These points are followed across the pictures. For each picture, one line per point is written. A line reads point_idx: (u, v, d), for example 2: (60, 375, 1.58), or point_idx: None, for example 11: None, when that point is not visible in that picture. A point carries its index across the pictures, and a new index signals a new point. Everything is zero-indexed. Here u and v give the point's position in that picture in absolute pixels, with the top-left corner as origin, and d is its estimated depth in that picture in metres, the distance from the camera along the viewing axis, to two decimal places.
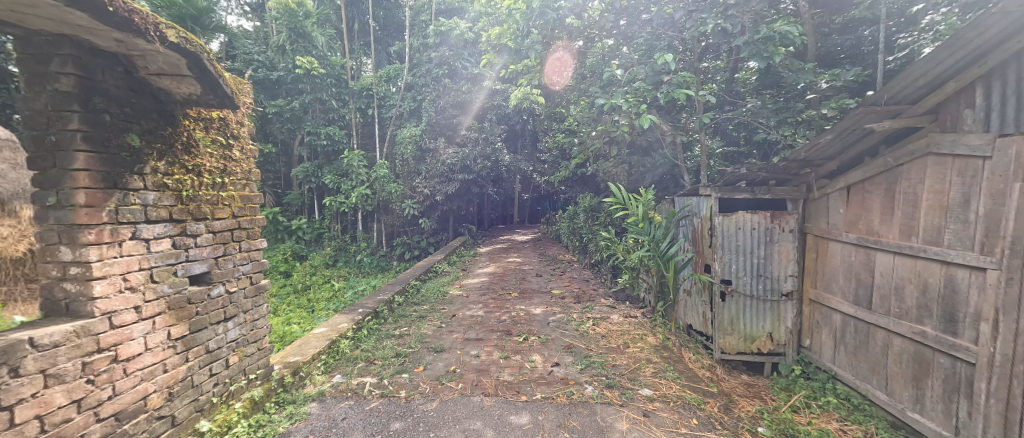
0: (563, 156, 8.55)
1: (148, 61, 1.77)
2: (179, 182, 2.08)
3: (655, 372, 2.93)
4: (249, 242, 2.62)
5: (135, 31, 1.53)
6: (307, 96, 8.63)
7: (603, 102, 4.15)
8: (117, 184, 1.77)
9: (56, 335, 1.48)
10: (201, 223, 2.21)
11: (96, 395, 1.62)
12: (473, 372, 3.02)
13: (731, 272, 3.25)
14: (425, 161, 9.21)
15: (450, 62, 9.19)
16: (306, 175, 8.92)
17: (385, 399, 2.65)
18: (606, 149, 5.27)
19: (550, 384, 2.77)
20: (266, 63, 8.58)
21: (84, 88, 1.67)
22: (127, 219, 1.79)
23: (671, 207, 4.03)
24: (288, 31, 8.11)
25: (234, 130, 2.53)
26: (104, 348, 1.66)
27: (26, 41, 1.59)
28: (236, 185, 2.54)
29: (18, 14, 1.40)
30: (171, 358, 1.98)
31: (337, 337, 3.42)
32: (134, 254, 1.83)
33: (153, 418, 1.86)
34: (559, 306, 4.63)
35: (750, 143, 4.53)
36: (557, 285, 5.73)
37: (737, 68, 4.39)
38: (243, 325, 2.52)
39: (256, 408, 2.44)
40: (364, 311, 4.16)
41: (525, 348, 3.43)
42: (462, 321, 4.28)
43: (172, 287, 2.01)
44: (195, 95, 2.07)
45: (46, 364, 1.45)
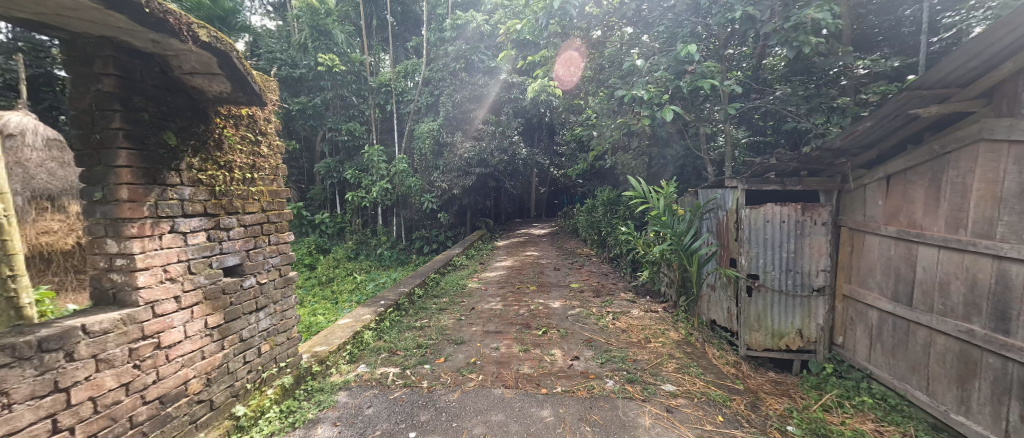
0: (581, 149, 8.47)
1: (182, 61, 1.84)
2: (212, 177, 2.17)
3: (678, 368, 2.87)
4: (278, 236, 2.70)
5: (170, 31, 1.59)
6: (328, 93, 8.88)
7: (623, 93, 4.04)
8: (157, 180, 1.86)
9: (105, 323, 1.58)
10: (232, 217, 2.30)
11: (142, 379, 1.73)
12: (493, 364, 3.06)
13: (759, 266, 3.14)
14: (443, 156, 9.27)
15: (467, 56, 9.18)
16: (328, 170, 9.19)
17: (408, 389, 2.72)
18: (624, 141, 5.19)
19: (570, 378, 2.77)
20: (288, 61, 8.76)
21: (125, 89, 1.75)
22: (166, 214, 1.89)
23: (694, 200, 3.91)
24: (310, 29, 8.34)
25: (262, 127, 2.60)
26: (145, 336, 1.76)
27: (71, 44, 1.68)
28: (264, 180, 2.61)
29: (60, 18, 1.47)
30: (208, 345, 2.09)
31: (361, 328, 3.52)
32: (173, 247, 1.93)
33: (193, 402, 1.97)
34: (578, 300, 4.61)
35: (777, 133, 4.37)
36: (576, 278, 5.70)
37: (764, 54, 4.16)
38: (274, 315, 2.61)
39: (287, 394, 2.56)
40: (386, 303, 4.25)
41: (544, 342, 3.43)
42: (481, 314, 4.32)
43: (208, 278, 2.11)
44: (226, 93, 2.14)
45: (97, 350, 1.55)
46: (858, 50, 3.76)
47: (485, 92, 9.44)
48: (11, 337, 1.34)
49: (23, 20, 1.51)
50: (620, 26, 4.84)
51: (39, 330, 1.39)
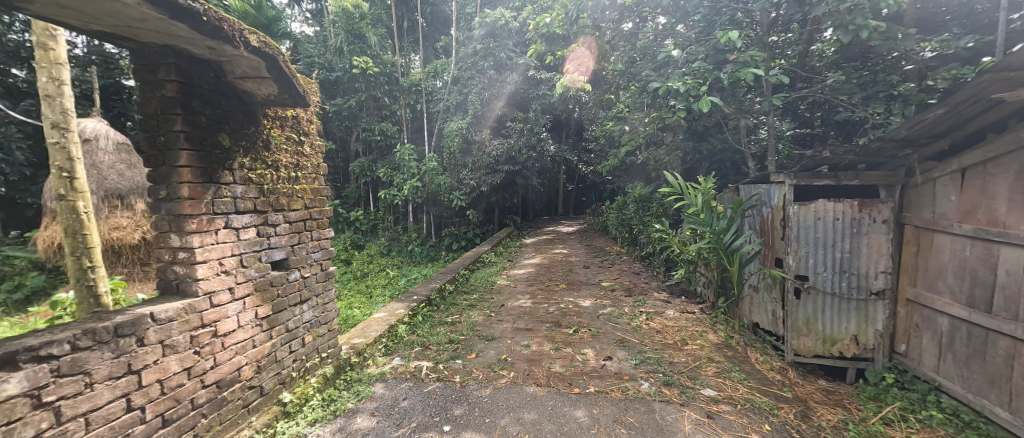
0: (609, 145, 8.13)
1: (235, 66, 1.95)
2: (261, 176, 2.29)
3: (719, 372, 2.75)
4: (320, 231, 2.82)
5: (225, 38, 1.70)
6: (362, 95, 9.20)
7: (658, 85, 3.86)
8: (213, 178, 2.00)
9: (170, 311, 1.74)
10: (279, 214, 2.43)
11: (202, 365, 1.89)
12: (524, 361, 3.06)
13: (809, 266, 2.95)
14: (472, 154, 9.29)
15: (495, 54, 9.25)
16: (362, 169, 9.51)
17: (441, 383, 2.77)
18: (658, 136, 5.03)
19: (604, 378, 2.73)
20: (325, 64, 9.27)
21: (185, 93, 1.88)
22: (221, 210, 2.02)
23: (735, 196, 3.72)
24: (345, 33, 8.66)
25: (305, 127, 2.71)
26: (204, 324, 1.90)
27: (139, 53, 1.82)
28: (307, 178, 2.73)
29: (131, 29, 1.61)
30: (258, 335, 2.23)
31: (395, 322, 3.63)
32: (227, 241, 2.06)
33: (245, 387, 2.13)
34: (609, 299, 4.52)
35: (827, 125, 4.10)
36: (606, 277, 5.60)
37: (813, 40, 3.90)
38: (316, 307, 2.74)
39: (328, 383, 2.69)
40: (419, 298, 4.35)
41: (575, 340, 3.38)
42: (511, 311, 4.33)
43: (258, 271, 2.24)
44: (273, 96, 2.25)
45: (162, 336, 1.70)
46: (921, 32, 3.44)
47: (513, 89, 9.48)
48: (92, 322, 1.49)
49: (99, 31, 1.65)
50: (653, 17, 4.69)
51: (114, 317, 1.55)
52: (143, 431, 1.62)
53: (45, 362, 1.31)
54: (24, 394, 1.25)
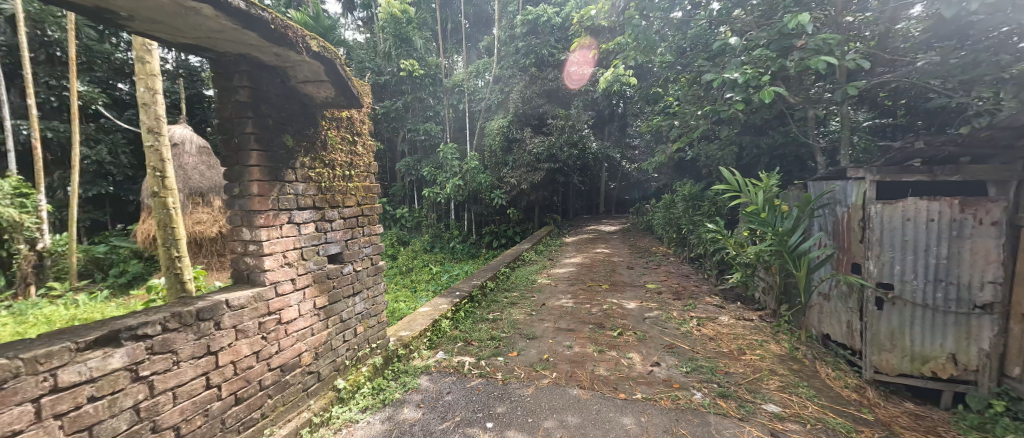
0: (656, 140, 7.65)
1: (297, 71, 2.09)
2: (319, 174, 2.43)
3: (783, 387, 2.53)
4: (370, 227, 2.93)
5: (289, 44, 1.82)
6: (408, 96, 9.57)
7: (712, 76, 3.63)
8: (278, 177, 2.15)
9: (241, 299, 1.91)
10: (335, 210, 2.56)
11: (268, 349, 2.06)
12: (567, 362, 3.00)
13: (894, 274, 2.62)
14: (513, 152, 9.26)
15: (537, 51, 9.26)
16: (407, 168, 9.84)
17: (483, 379, 2.80)
18: (711, 131, 4.74)
19: (652, 385, 2.61)
20: (375, 68, 9.82)
21: (255, 98, 2.04)
22: (284, 206, 2.17)
23: (802, 194, 3.41)
24: (393, 37, 8.98)
25: (358, 128, 2.83)
26: (270, 312, 2.07)
27: (217, 63, 2.00)
28: (359, 176, 2.85)
29: (210, 40, 1.78)
30: (317, 324, 2.38)
31: (439, 317, 3.71)
32: (290, 235, 2.21)
33: (305, 372, 2.29)
34: (656, 302, 4.33)
35: (912, 114, 3.66)
36: (652, 279, 5.37)
37: (896, 18, 3.48)
38: (367, 300, 2.86)
39: (377, 372, 2.81)
40: (461, 294, 4.43)
41: (620, 344, 3.27)
42: (552, 310, 4.28)
43: (317, 264, 2.38)
44: (330, 98, 2.37)
45: (235, 321, 1.88)
46: None
47: (554, 86, 9.41)
48: (178, 307, 1.70)
49: (185, 44, 1.84)
50: (707, 3, 4.43)
51: (197, 302, 1.75)
52: (220, 407, 1.82)
53: (141, 340, 1.52)
54: (125, 368, 1.46)
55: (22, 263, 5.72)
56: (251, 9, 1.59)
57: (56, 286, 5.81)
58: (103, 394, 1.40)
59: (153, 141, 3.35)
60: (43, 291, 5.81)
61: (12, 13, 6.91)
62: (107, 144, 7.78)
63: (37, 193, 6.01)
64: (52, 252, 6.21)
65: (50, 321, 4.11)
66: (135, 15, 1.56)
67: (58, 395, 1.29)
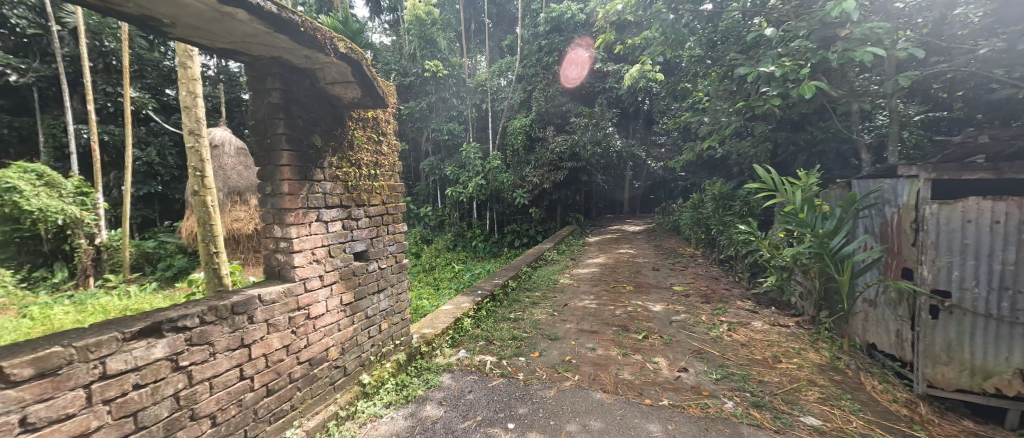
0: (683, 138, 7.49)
1: (326, 73, 2.14)
2: (346, 174, 2.48)
3: (823, 399, 2.39)
4: (395, 226, 2.97)
5: (318, 46, 1.87)
6: (432, 97, 9.70)
7: (745, 70, 3.48)
8: (307, 177, 2.21)
9: (273, 294, 1.97)
10: (361, 209, 2.61)
11: (297, 343, 2.12)
12: (590, 364, 2.95)
13: (951, 280, 2.41)
14: (535, 151, 9.22)
15: (561, 49, 9.19)
16: (431, 168, 9.98)
17: (505, 379, 2.78)
18: (743, 127, 4.55)
19: (679, 391, 2.52)
20: (400, 70, 10.03)
21: (287, 100, 2.11)
22: (313, 205, 2.22)
23: (845, 193, 3.20)
24: (418, 39, 9.19)
25: (384, 128, 2.87)
26: (299, 308, 2.13)
27: (251, 66, 2.08)
28: (384, 176, 2.89)
29: (246, 44, 1.86)
30: (343, 319, 2.43)
31: (461, 315, 3.72)
32: (318, 233, 2.27)
33: (332, 367, 2.35)
34: (683, 305, 4.18)
35: (971, 106, 3.37)
36: (679, 280, 5.21)
37: (954, 3, 3.21)
38: (391, 297, 2.90)
39: (401, 368, 2.85)
40: (483, 293, 4.44)
41: (646, 347, 3.18)
42: (575, 311, 4.22)
43: (343, 262, 2.43)
44: (357, 99, 2.41)
45: (267, 315, 1.95)
46: None
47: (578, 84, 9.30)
48: (215, 300, 1.77)
49: (223, 48, 1.92)
50: None
51: (232, 296, 1.82)
52: (252, 398, 1.89)
53: (181, 332, 1.60)
54: (166, 358, 1.55)
55: (82, 256, 6.30)
56: (282, 12, 1.64)
57: (112, 278, 6.35)
58: (146, 382, 1.49)
59: (195, 143, 3.53)
60: (101, 282, 6.39)
61: (74, 26, 7.50)
62: (156, 146, 8.36)
63: (95, 192, 6.73)
64: (108, 247, 6.76)
65: (107, 310, 4.45)
66: (177, 22, 1.64)
67: (107, 382, 1.38)
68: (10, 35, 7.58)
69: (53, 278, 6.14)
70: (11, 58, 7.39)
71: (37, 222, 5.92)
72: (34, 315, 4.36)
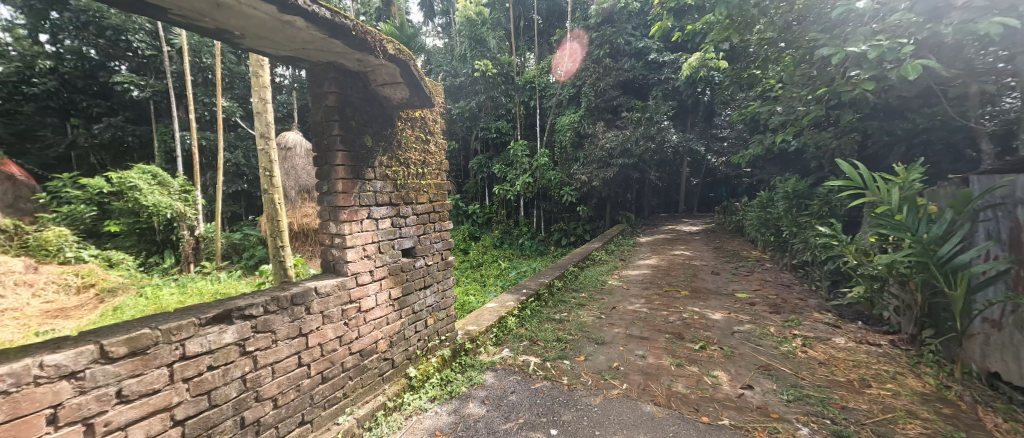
0: (749, 131, 6.87)
1: (376, 74, 2.18)
2: (395, 173, 2.53)
3: (927, 434, 2.02)
4: (441, 223, 2.99)
5: (368, 49, 1.90)
6: (481, 96, 9.82)
7: (828, 52, 3.07)
8: (359, 176, 2.27)
9: (327, 286, 2.05)
10: (409, 206, 2.65)
11: (350, 334, 2.20)
12: (639, 373, 2.77)
13: None
14: (584, 148, 8.99)
15: (612, 41, 8.85)
16: (480, 166, 10.11)
17: (549, 382, 2.69)
18: (823, 117, 4.04)
19: (743, 411, 2.27)
20: (451, 70, 10.27)
21: (341, 103, 2.18)
22: (364, 203, 2.29)
23: (957, 191, 2.70)
24: (468, 39, 9.51)
25: (431, 127, 2.88)
26: (351, 301, 2.20)
27: (311, 72, 2.19)
28: (432, 174, 2.91)
29: (305, 51, 1.95)
30: (391, 314, 2.49)
31: (505, 314, 3.69)
32: (369, 230, 2.34)
33: (381, 359, 2.41)
34: (746, 314, 3.82)
35: None
36: (742, 287, 4.77)
37: None
38: (438, 293, 2.92)
39: (446, 364, 2.87)
40: (528, 292, 4.37)
41: (703, 359, 2.92)
42: (623, 315, 4.00)
43: (392, 258, 2.48)
44: (406, 100, 2.45)
45: (322, 307, 2.03)
46: None
47: (630, 77, 8.93)
48: (277, 291, 1.88)
49: (286, 56, 2.04)
50: None
51: (292, 288, 1.91)
52: (309, 384, 1.99)
53: (248, 319, 1.71)
54: (235, 343, 1.66)
55: (185, 245, 7.17)
56: (336, 17, 1.69)
57: (207, 265, 7.17)
58: (219, 364, 1.61)
59: (265, 146, 3.83)
60: (200, 268, 7.18)
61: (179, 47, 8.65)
62: (241, 150, 9.36)
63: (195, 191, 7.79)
64: (206, 238, 7.65)
65: (200, 293, 5.05)
66: (246, 34, 1.75)
67: (185, 362, 1.51)
68: (134, 57, 8.94)
69: (163, 263, 7.13)
70: (134, 76, 8.63)
71: (151, 216, 7.04)
72: (148, 295, 5.09)
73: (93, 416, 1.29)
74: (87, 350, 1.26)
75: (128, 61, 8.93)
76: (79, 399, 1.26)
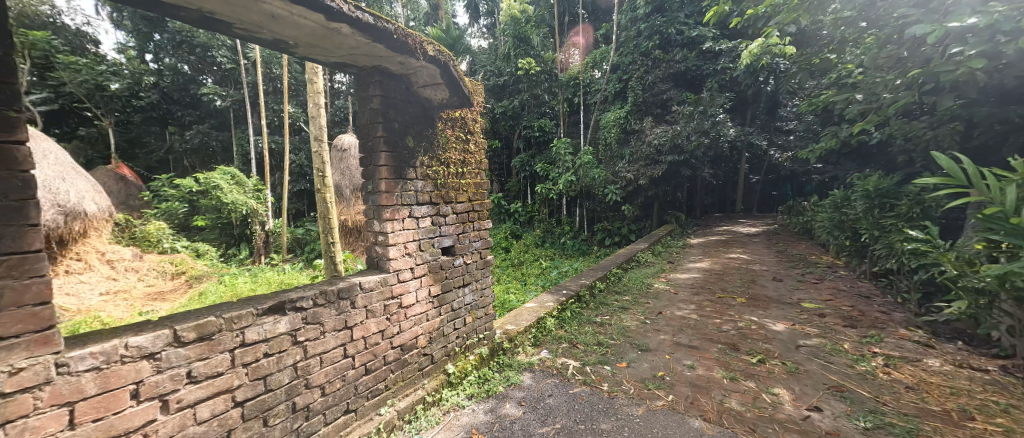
0: (820, 123, 6.21)
1: (418, 76, 2.21)
2: (436, 172, 2.54)
3: None
4: (481, 222, 2.97)
5: (410, 51, 1.92)
6: (524, 95, 9.74)
7: (923, 30, 2.68)
8: (401, 175, 2.31)
9: (370, 282, 2.11)
10: (449, 206, 2.67)
11: (391, 329, 2.25)
12: (687, 385, 2.58)
13: None
14: (630, 144, 8.66)
15: (662, 31, 8.43)
16: (522, 165, 10.08)
17: (588, 388, 2.59)
18: (914, 104, 3.52)
19: (808, 435, 2.03)
20: (495, 70, 10.36)
21: (385, 106, 2.23)
22: (405, 202, 2.33)
23: None
24: (513, 38, 9.22)
25: (471, 126, 2.87)
26: (393, 296, 2.25)
27: (358, 76, 2.26)
28: (471, 174, 2.90)
29: (352, 57, 2.01)
30: (431, 310, 2.52)
31: (544, 314, 3.62)
32: (410, 228, 2.37)
33: (421, 354, 2.45)
34: (814, 327, 3.43)
35: None
36: (808, 296, 4.31)
37: None
38: (476, 291, 2.92)
39: (483, 362, 2.87)
40: (568, 293, 4.26)
41: (763, 374, 2.66)
42: (670, 321, 3.77)
43: (432, 256, 2.51)
44: (446, 100, 2.46)
45: (366, 302, 2.09)
46: None
47: (681, 69, 8.45)
48: (325, 285, 1.96)
49: (335, 62, 2.12)
50: None
51: (338, 283, 1.99)
52: (353, 375, 2.05)
53: (299, 311, 1.80)
54: (287, 333, 1.75)
55: (256, 239, 7.89)
56: (378, 22, 1.72)
57: (274, 257, 7.84)
58: (273, 351, 1.71)
59: (319, 148, 4.07)
60: (268, 260, 7.88)
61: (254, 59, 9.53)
62: (303, 152, 10.11)
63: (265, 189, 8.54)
64: (275, 231, 8.25)
65: (267, 283, 5.50)
66: (299, 43, 1.84)
67: (244, 348, 1.61)
68: (218, 70, 10.00)
69: (238, 254, 7.90)
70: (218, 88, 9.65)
71: (230, 212, 7.81)
72: (226, 282, 5.65)
73: (168, 394, 1.41)
74: (163, 334, 1.38)
75: (214, 74, 10.01)
76: (157, 378, 1.38)
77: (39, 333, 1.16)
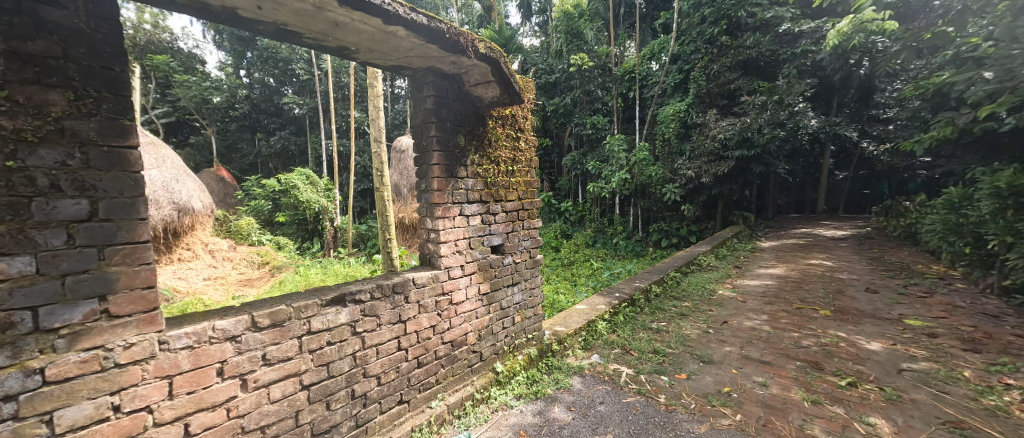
0: (927, 109, 5.33)
1: (469, 75, 2.21)
2: (486, 171, 2.54)
3: None
4: (530, 221, 2.92)
5: (462, 50, 1.92)
6: (576, 91, 9.51)
7: None
8: (453, 174, 2.34)
9: (422, 278, 2.15)
10: (499, 204, 2.65)
11: (442, 324, 2.28)
12: (759, 405, 2.32)
13: None
14: (691, 139, 8.13)
15: (730, 15, 7.79)
16: (574, 163, 9.86)
17: (643, 398, 2.43)
18: None
19: None
20: (546, 68, 10.29)
21: (438, 106, 2.26)
22: (456, 200, 2.34)
23: None
24: (566, 35, 9.03)
25: (521, 124, 2.84)
26: (443, 293, 2.28)
27: (413, 78, 2.32)
28: (521, 172, 2.86)
29: (407, 59, 2.06)
30: (480, 308, 2.52)
31: (596, 317, 3.48)
32: (461, 226, 2.39)
33: (470, 351, 2.46)
34: (918, 348, 2.94)
35: None
36: (910, 311, 3.70)
37: None
38: (526, 290, 2.87)
39: (532, 363, 2.82)
40: (621, 296, 4.05)
41: (854, 400, 2.31)
42: (737, 332, 3.44)
43: (481, 254, 2.51)
44: (497, 98, 2.43)
45: (419, 297, 2.14)
46: None
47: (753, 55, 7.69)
48: (382, 280, 2.03)
49: (391, 65, 2.19)
50: None
51: (392, 278, 2.05)
52: (407, 367, 2.11)
53: (358, 303, 1.87)
54: (347, 323, 1.84)
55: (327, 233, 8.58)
56: (432, 22, 1.73)
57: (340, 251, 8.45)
58: (335, 340, 1.80)
59: (377, 149, 4.28)
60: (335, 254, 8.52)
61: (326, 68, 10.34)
62: (367, 153, 10.79)
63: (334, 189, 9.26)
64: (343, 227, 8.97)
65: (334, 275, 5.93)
66: (360, 48, 1.91)
67: (310, 336, 1.71)
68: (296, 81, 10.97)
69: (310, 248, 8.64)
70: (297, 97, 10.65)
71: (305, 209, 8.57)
72: (301, 272, 6.19)
73: (247, 374, 1.53)
74: (243, 319, 1.50)
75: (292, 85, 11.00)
76: (238, 358, 1.50)
77: (147, 313, 1.29)
